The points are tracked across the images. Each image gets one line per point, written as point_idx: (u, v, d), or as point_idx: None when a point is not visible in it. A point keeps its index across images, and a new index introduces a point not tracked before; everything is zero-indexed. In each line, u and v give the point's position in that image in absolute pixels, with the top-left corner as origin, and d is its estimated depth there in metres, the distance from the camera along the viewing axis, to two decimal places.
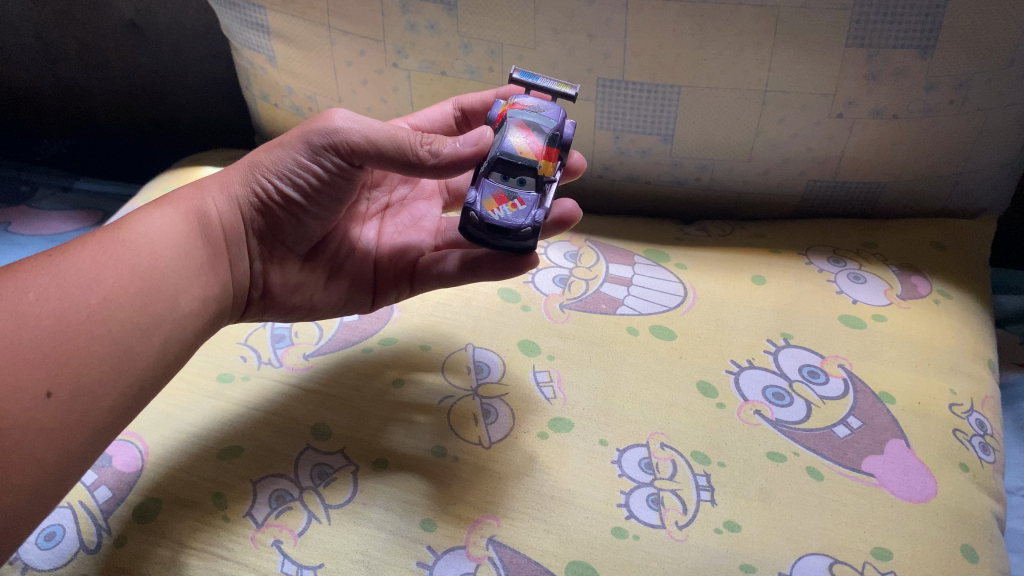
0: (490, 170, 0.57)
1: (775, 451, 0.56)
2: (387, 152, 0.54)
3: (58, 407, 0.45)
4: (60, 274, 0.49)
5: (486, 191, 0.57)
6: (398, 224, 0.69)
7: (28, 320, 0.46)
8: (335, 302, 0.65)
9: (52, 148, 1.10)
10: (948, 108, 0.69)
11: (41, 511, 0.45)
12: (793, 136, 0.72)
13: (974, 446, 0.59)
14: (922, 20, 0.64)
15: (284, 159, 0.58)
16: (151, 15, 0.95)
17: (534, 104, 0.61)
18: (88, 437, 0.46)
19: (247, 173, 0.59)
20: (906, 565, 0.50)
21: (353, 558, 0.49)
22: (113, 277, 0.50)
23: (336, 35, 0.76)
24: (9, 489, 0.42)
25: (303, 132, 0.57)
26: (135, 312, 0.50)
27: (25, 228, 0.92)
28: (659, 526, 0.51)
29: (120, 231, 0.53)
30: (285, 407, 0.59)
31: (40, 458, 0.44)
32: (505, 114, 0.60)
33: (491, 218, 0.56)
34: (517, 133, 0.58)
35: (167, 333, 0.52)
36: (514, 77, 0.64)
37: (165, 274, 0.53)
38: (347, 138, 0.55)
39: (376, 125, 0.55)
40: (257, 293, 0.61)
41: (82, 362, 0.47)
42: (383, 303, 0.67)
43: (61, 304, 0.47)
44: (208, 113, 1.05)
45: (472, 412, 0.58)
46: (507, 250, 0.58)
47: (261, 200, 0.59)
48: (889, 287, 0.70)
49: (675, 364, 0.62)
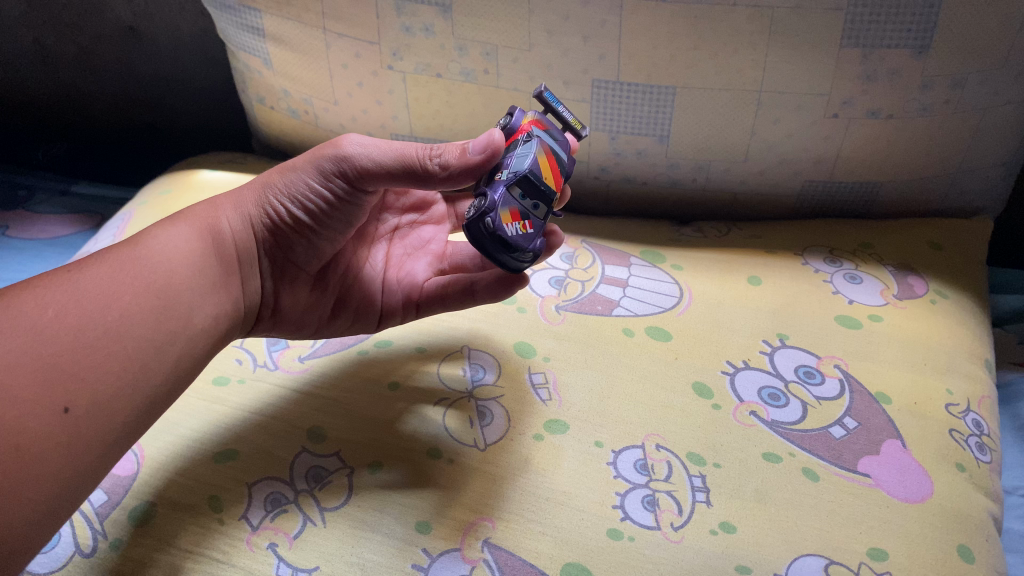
0: (515, 182, 0.54)
1: (770, 452, 0.56)
2: (398, 172, 0.55)
3: (75, 422, 0.45)
4: (77, 291, 0.49)
5: (504, 202, 0.53)
6: (406, 247, 0.70)
7: (47, 336, 0.46)
8: (342, 322, 0.65)
9: (49, 153, 1.10)
10: (943, 108, 0.69)
11: (53, 527, 0.45)
12: (788, 137, 0.72)
13: (970, 446, 0.58)
14: (915, 20, 0.64)
15: (296, 180, 0.58)
16: (147, 18, 0.96)
17: (554, 131, 0.60)
18: (99, 449, 0.46)
19: (260, 193, 0.59)
20: (901, 565, 0.50)
21: (348, 561, 0.49)
22: (128, 293, 0.50)
23: (332, 38, 0.77)
24: (26, 501, 0.43)
25: (315, 155, 0.57)
26: (149, 328, 0.50)
27: (23, 232, 0.92)
28: (653, 527, 0.51)
29: (136, 247, 0.53)
30: (281, 411, 0.59)
31: (53, 471, 0.44)
32: (531, 130, 0.58)
33: (506, 231, 0.52)
34: (542, 156, 0.57)
35: (181, 349, 0.52)
36: (541, 94, 0.60)
37: (179, 290, 0.53)
38: (358, 159, 0.55)
39: (386, 147, 0.55)
40: (266, 310, 0.61)
41: (98, 377, 0.47)
42: (389, 325, 0.66)
43: (79, 320, 0.48)
44: (206, 116, 1.05)
45: (468, 414, 0.58)
46: (503, 266, 0.55)
47: (272, 220, 0.59)
48: (885, 287, 0.70)
49: (670, 365, 0.62)
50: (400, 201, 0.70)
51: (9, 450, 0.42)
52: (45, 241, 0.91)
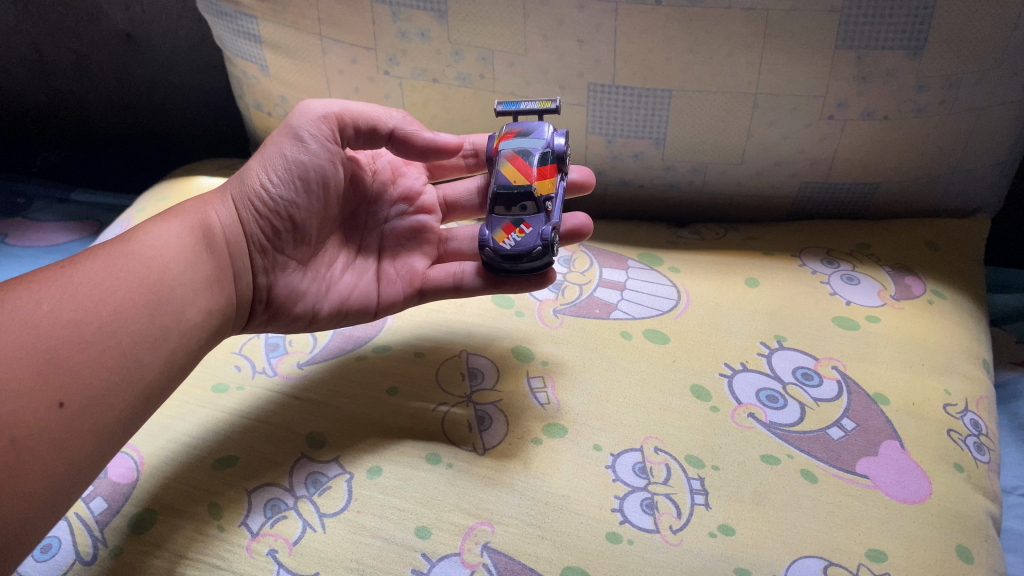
0: (496, 205, 0.64)
1: (769, 454, 0.56)
2: (366, 132, 0.63)
3: (69, 417, 0.45)
4: (71, 286, 0.50)
5: (495, 227, 0.62)
6: (399, 239, 0.67)
7: (42, 331, 0.46)
8: (337, 310, 0.63)
9: (48, 160, 1.10)
10: (938, 108, 0.69)
11: (48, 523, 0.45)
12: (784, 139, 0.72)
13: (969, 446, 0.59)
14: (909, 21, 0.64)
15: (276, 160, 0.60)
16: (145, 26, 0.96)
17: (524, 128, 0.66)
18: (96, 447, 0.47)
19: (244, 181, 0.61)
20: (900, 566, 0.50)
21: (347, 566, 0.49)
22: (123, 287, 0.51)
23: (328, 44, 0.77)
24: (22, 497, 0.43)
25: (288, 129, 0.61)
26: (143, 323, 0.50)
27: (21, 240, 0.92)
28: (653, 531, 0.51)
29: (129, 243, 0.54)
30: (277, 415, 0.59)
31: (49, 467, 0.44)
32: (497, 146, 0.65)
33: (503, 248, 0.61)
34: (508, 165, 0.63)
35: (176, 345, 0.52)
36: (498, 111, 0.67)
37: (172, 285, 0.53)
38: (330, 119, 0.61)
39: (354, 105, 0.63)
40: (261, 300, 0.61)
41: (94, 373, 0.47)
42: (389, 312, 0.65)
43: (75, 314, 0.48)
44: (204, 123, 1.06)
45: (467, 419, 0.58)
46: (528, 276, 0.62)
47: (258, 207, 0.60)
48: (883, 287, 0.70)
49: (669, 368, 0.62)
50: (386, 190, 0.69)
51: (6, 444, 0.42)
52: (43, 249, 0.91)
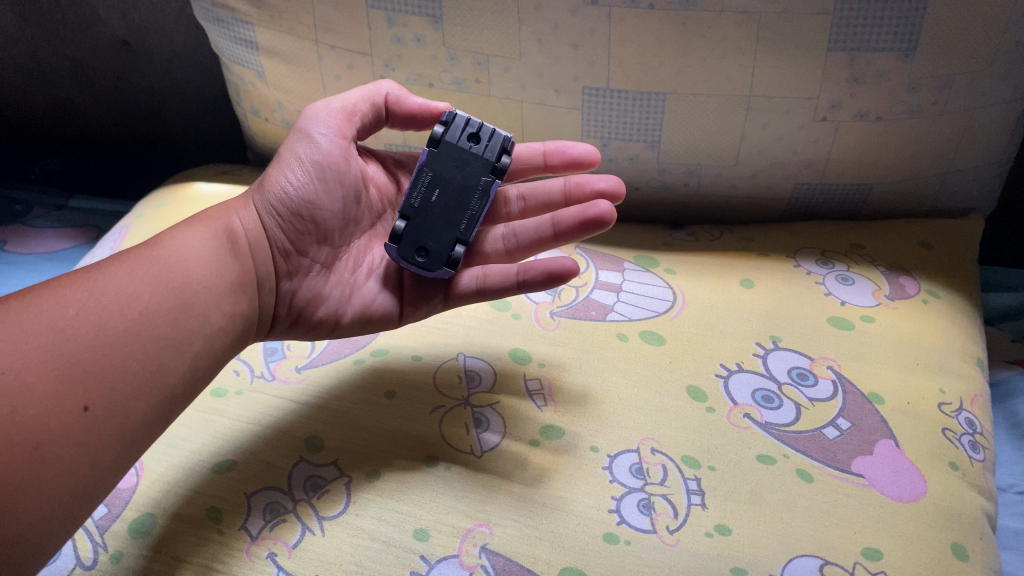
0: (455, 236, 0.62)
1: (764, 454, 0.56)
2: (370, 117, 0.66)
3: (93, 420, 0.46)
4: (98, 290, 0.50)
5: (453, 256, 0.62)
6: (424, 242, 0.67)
7: (69, 334, 0.48)
8: (359, 316, 0.62)
9: (47, 167, 1.11)
10: (931, 109, 0.69)
11: (74, 523, 0.45)
12: (778, 140, 0.73)
13: (963, 444, 0.59)
14: (899, 23, 0.64)
15: (293, 161, 0.61)
16: (142, 33, 0.96)
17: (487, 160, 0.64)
18: (119, 450, 0.47)
19: (266, 184, 0.61)
20: (895, 565, 0.50)
21: (346, 569, 0.50)
22: (146, 291, 0.51)
23: (324, 50, 0.77)
24: (46, 498, 0.43)
25: (301, 129, 0.62)
26: (167, 327, 0.51)
27: (21, 247, 0.92)
28: (649, 531, 0.51)
29: (155, 248, 0.55)
30: (279, 420, 0.59)
31: (71, 469, 0.45)
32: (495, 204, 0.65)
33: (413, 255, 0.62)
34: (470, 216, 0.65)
35: (199, 350, 0.52)
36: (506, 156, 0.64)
37: (197, 291, 0.53)
38: (335, 112, 0.63)
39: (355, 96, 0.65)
40: (283, 307, 0.61)
41: (118, 377, 0.48)
42: (414, 315, 0.63)
43: (100, 318, 0.49)
44: (201, 128, 1.06)
45: (466, 421, 0.59)
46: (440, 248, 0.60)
47: (281, 208, 0.60)
48: (877, 287, 0.71)
49: (665, 369, 0.63)
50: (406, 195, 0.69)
51: (29, 448, 0.43)
52: (43, 256, 0.91)
